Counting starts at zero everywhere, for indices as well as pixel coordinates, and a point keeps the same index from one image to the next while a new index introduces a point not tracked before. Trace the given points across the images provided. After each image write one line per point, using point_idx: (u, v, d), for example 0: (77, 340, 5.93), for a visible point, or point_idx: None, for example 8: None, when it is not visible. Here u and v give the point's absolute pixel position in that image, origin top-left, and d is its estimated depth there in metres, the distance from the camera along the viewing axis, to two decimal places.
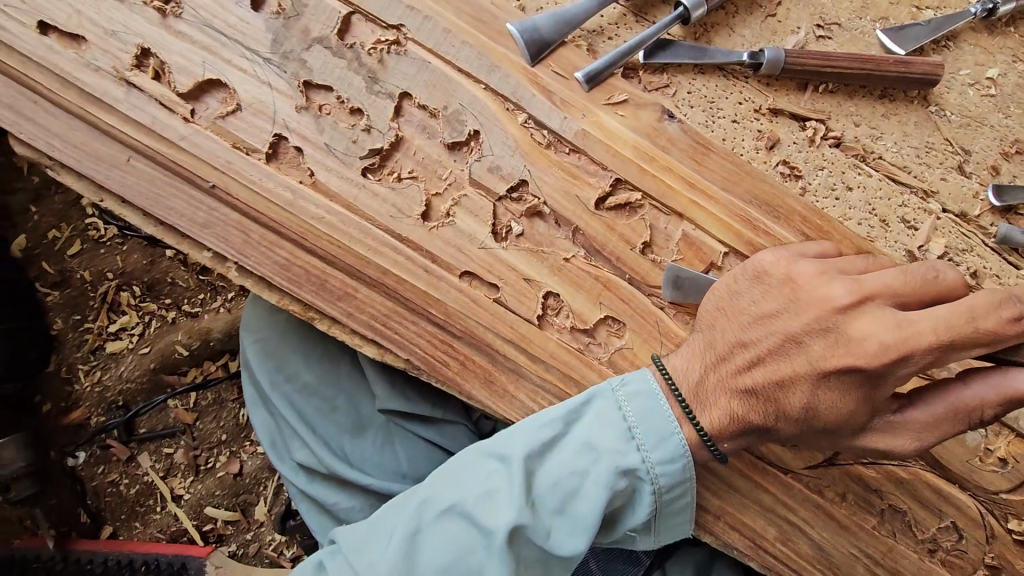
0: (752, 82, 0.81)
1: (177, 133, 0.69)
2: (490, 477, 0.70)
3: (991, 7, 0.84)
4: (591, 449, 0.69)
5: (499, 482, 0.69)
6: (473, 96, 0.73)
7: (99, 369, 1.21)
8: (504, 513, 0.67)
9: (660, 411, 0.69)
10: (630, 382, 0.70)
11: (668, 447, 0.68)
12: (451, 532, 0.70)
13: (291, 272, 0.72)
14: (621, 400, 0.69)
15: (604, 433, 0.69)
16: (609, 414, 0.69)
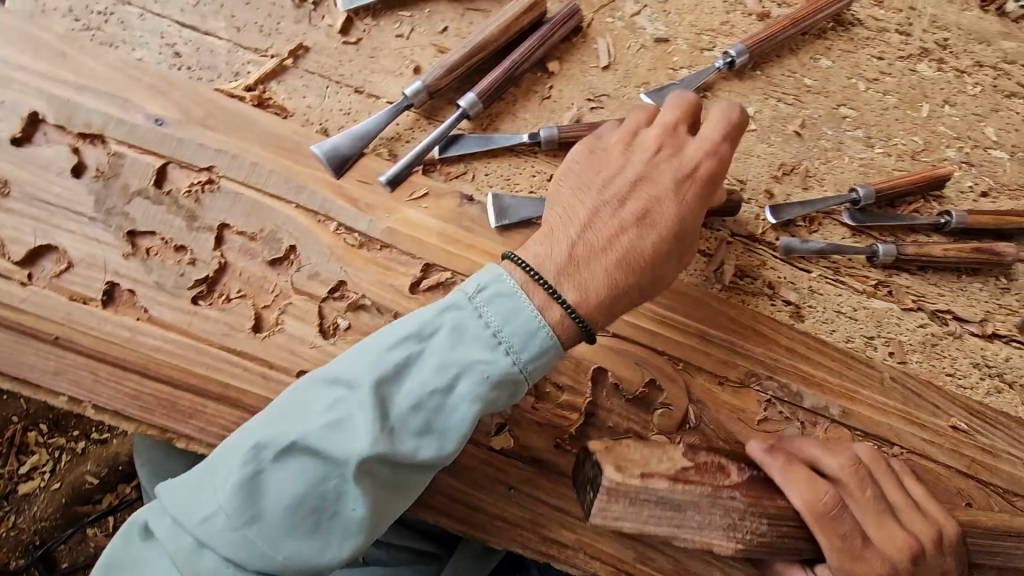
0: (541, 156, 0.92)
1: (17, 297, 0.77)
2: (331, 404, 0.67)
3: (730, 59, 0.97)
4: (446, 368, 0.67)
5: (309, 429, 0.65)
6: (286, 215, 0.82)
7: (14, 512, 1.22)
8: (356, 442, 0.64)
9: (517, 313, 0.70)
10: (484, 283, 0.71)
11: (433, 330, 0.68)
12: (296, 470, 0.65)
13: (141, 401, 0.79)
14: (478, 305, 0.70)
15: (465, 348, 0.68)
16: (447, 336, 0.68)
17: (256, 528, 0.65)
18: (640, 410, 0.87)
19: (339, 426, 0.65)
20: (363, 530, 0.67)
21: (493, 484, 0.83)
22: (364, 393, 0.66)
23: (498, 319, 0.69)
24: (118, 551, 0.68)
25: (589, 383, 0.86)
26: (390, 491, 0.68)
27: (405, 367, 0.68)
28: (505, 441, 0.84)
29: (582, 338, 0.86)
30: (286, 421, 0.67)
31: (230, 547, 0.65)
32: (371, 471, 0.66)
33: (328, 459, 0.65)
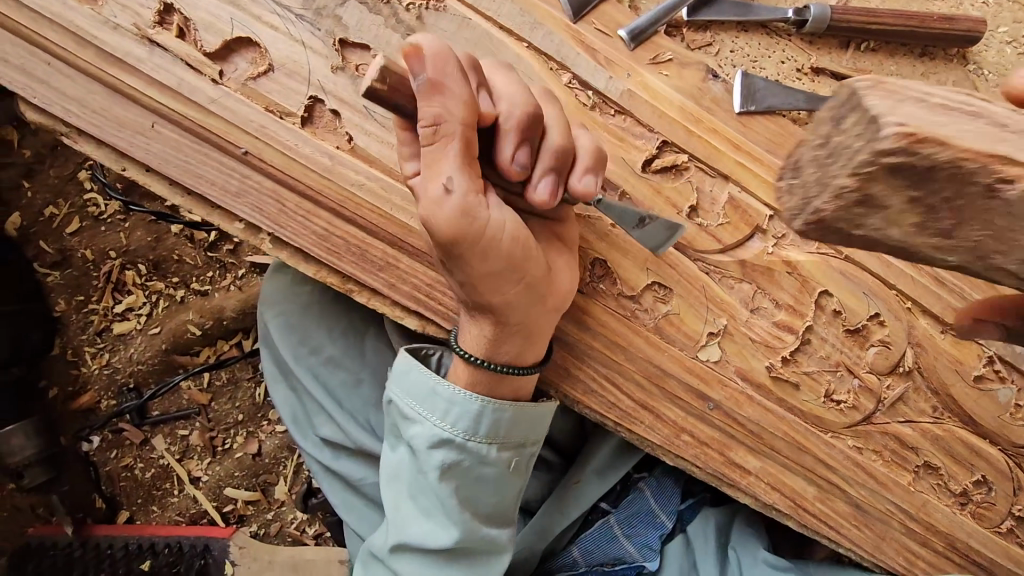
0: (795, 41, 0.79)
1: (205, 96, 0.65)
2: (456, 422, 0.71)
3: None
4: (485, 457, 0.73)
5: (467, 425, 0.71)
6: (515, 54, 0.70)
7: (108, 351, 1.17)
8: (436, 502, 0.74)
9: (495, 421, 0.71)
10: (468, 421, 0.71)
11: (465, 417, 0.70)
12: (410, 479, 0.75)
13: (329, 243, 0.69)
14: (465, 434, 0.71)
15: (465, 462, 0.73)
16: (425, 380, 0.71)
17: (431, 519, 0.75)
18: (855, 344, 0.78)
19: (417, 496, 0.75)
20: (484, 485, 0.75)
21: (690, 396, 0.76)
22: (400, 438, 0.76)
23: (493, 431, 0.72)
24: (432, 523, 0.75)
25: (809, 306, 0.77)
26: (500, 485, 0.76)
27: (456, 474, 0.73)
28: (710, 353, 0.76)
29: (812, 256, 0.76)
30: (450, 493, 0.74)
31: (439, 524, 0.75)
32: (463, 455, 0.72)
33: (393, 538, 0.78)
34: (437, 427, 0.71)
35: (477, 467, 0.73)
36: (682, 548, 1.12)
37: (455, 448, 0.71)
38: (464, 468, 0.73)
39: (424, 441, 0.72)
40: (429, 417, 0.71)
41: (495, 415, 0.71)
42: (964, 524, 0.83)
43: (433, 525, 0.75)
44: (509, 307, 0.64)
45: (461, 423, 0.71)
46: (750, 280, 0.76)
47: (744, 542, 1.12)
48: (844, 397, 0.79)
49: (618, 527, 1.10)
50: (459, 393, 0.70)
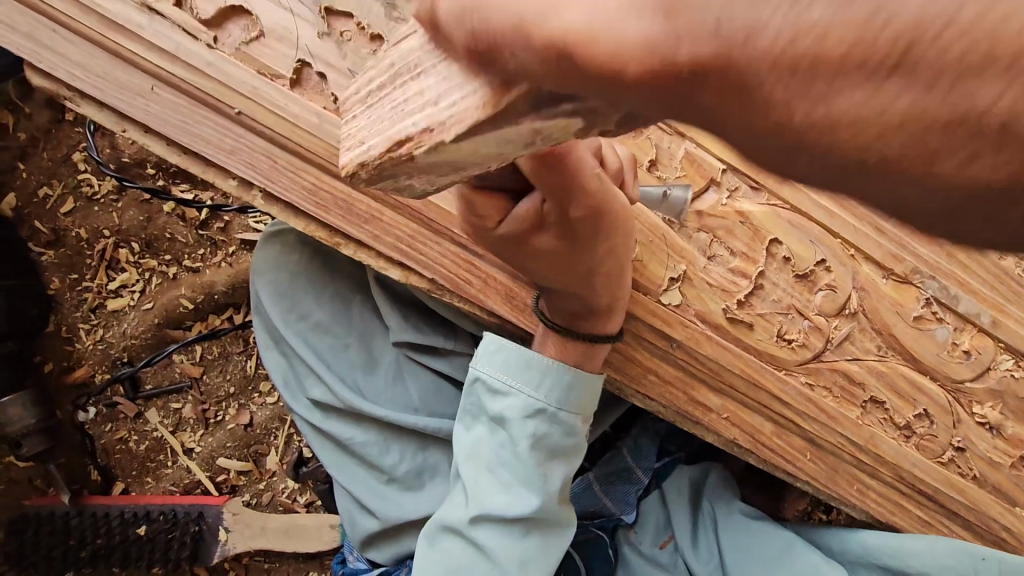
0: None
1: (201, 60, 0.70)
2: (546, 394, 0.83)
3: None
4: (567, 429, 0.85)
5: (557, 396, 0.83)
6: None
7: (101, 327, 1.20)
8: (524, 469, 0.84)
9: (582, 394, 0.83)
10: (559, 394, 0.83)
11: (555, 390, 0.83)
12: (497, 452, 0.86)
13: (318, 197, 0.75)
14: (553, 405, 0.84)
15: (549, 432, 0.85)
16: (524, 356, 0.83)
17: (519, 490, 0.85)
18: (804, 289, 0.85)
19: (505, 465, 0.85)
20: (561, 458, 0.87)
21: (653, 337, 0.82)
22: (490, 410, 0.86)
23: (577, 402, 0.84)
24: (519, 493, 0.85)
25: (761, 253, 0.84)
26: (570, 461, 0.88)
27: (542, 444, 0.85)
28: (672, 297, 0.82)
29: (763, 208, 0.84)
30: (534, 464, 0.84)
31: (525, 494, 0.85)
32: (550, 425, 0.84)
33: (477, 506, 0.85)
34: (529, 398, 0.84)
35: (557, 437, 0.85)
36: (656, 504, 1.17)
37: (544, 416, 0.84)
38: (550, 437, 0.85)
39: (518, 408, 0.84)
40: (526, 387, 0.83)
41: (578, 391, 0.83)
42: (910, 456, 0.90)
43: (520, 490, 0.85)
44: (627, 252, 0.72)
45: (552, 394, 0.83)
46: (706, 230, 0.83)
47: (716, 497, 1.16)
48: (795, 337, 0.86)
49: (597, 483, 1.14)
50: (553, 367, 0.82)
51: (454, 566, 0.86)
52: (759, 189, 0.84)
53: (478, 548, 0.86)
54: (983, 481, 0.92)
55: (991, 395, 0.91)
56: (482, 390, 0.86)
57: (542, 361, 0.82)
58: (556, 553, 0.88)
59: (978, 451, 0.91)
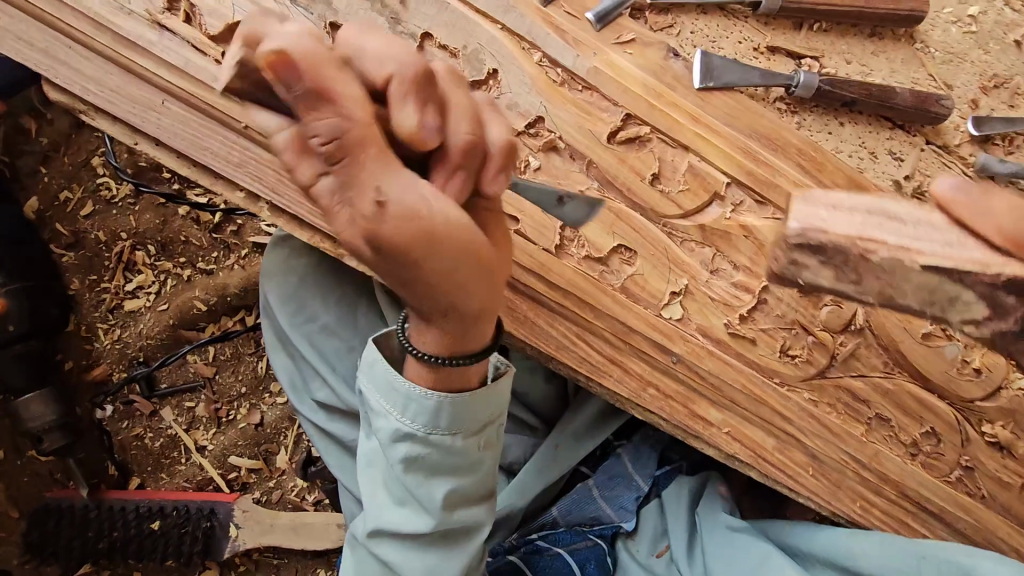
0: (751, 22, 0.84)
1: (210, 75, 0.72)
2: (415, 414, 0.68)
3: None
4: (449, 446, 0.71)
5: (428, 414, 0.67)
6: (491, 35, 0.76)
7: (119, 327, 1.24)
8: (395, 483, 0.75)
9: (465, 407, 0.68)
10: (428, 412, 0.67)
11: (422, 411, 0.67)
12: (383, 472, 0.77)
13: (322, 209, 0.76)
14: (423, 425, 0.68)
15: (432, 453, 0.71)
16: (391, 377, 0.67)
17: (407, 507, 0.77)
18: (808, 304, 0.85)
19: (390, 485, 0.76)
20: (456, 473, 0.75)
21: (654, 351, 0.82)
22: (385, 448, 0.74)
23: (462, 419, 0.69)
24: (405, 508, 0.77)
25: (766, 267, 0.83)
26: (482, 466, 0.77)
27: (424, 463, 0.72)
28: (673, 311, 0.82)
29: (769, 222, 0.82)
30: (423, 482, 0.74)
31: (413, 510, 0.77)
32: (433, 448, 0.70)
33: (371, 522, 0.79)
34: (395, 419, 0.69)
35: (434, 458, 0.72)
36: (655, 511, 1.17)
37: (432, 440, 0.69)
38: (426, 458, 0.71)
39: (398, 448, 0.70)
40: (393, 410, 0.68)
41: (458, 407, 0.68)
42: (916, 474, 0.88)
43: (410, 507, 0.76)
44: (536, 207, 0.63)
45: (428, 421, 0.68)
46: (710, 244, 0.82)
47: (712, 504, 1.15)
48: (798, 353, 0.85)
49: (596, 490, 1.15)
50: (417, 390, 0.66)
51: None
52: (764, 203, 0.83)
53: (382, 563, 0.81)
54: (992, 501, 0.90)
55: (1002, 414, 0.89)
56: (367, 406, 0.73)
57: (401, 382, 0.67)
58: (465, 554, 0.81)
59: (986, 470, 0.90)
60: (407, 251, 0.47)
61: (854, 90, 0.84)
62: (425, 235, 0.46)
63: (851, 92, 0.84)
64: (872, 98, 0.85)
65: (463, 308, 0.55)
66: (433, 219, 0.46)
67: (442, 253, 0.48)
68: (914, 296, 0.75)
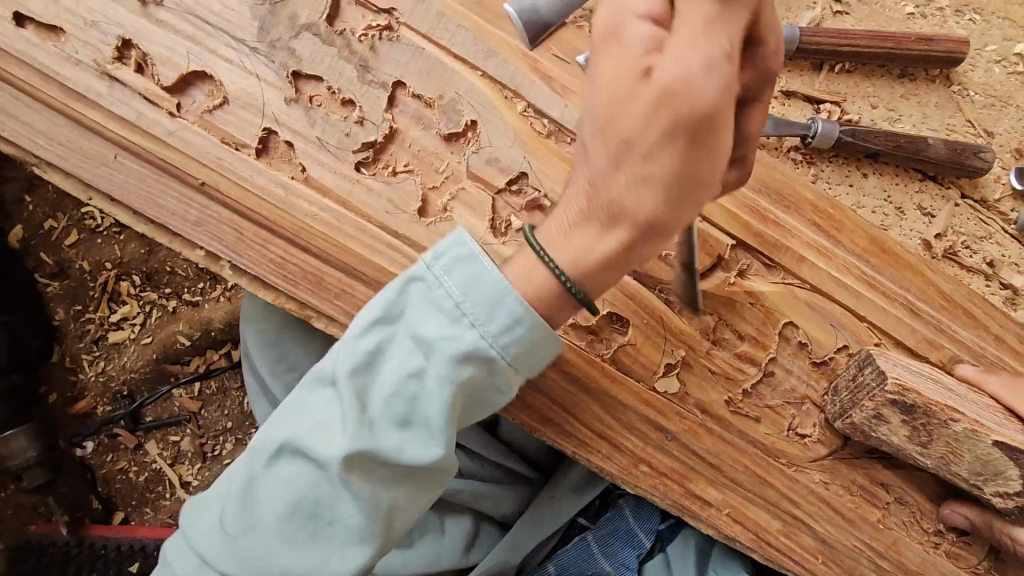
0: None
1: (164, 129, 0.66)
2: (501, 329, 0.58)
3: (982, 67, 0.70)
4: (501, 381, 0.62)
5: (497, 294, 0.58)
6: (470, 83, 0.69)
7: (103, 359, 1.21)
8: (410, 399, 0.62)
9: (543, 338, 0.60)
10: (518, 332, 0.59)
11: (498, 315, 0.58)
12: (419, 344, 0.61)
13: (286, 272, 0.69)
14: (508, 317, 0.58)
15: (482, 365, 0.60)
16: (484, 272, 0.58)
17: (415, 428, 0.62)
18: (821, 377, 0.77)
19: (438, 333, 0.59)
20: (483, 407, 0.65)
21: (648, 427, 0.75)
22: (412, 327, 0.61)
23: (520, 362, 0.60)
24: (406, 438, 0.62)
25: (773, 337, 0.75)
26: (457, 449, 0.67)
27: (461, 380, 0.60)
28: (669, 384, 0.75)
29: (777, 287, 0.75)
30: (437, 417, 0.61)
31: (425, 425, 0.62)
32: (479, 370, 0.60)
33: (373, 362, 0.62)
34: (471, 289, 0.59)
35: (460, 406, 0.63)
36: (661, 568, 1.10)
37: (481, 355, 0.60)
38: (471, 380, 0.61)
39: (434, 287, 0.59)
40: (478, 321, 0.58)
41: (524, 343, 0.60)
42: (941, 564, 0.80)
43: (420, 429, 0.62)
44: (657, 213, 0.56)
45: (494, 325, 0.58)
46: (711, 311, 0.75)
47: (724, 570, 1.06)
48: (809, 431, 0.77)
49: (595, 544, 1.07)
50: (526, 315, 0.58)
51: (321, 426, 0.63)
52: (773, 266, 0.75)
53: (355, 425, 0.61)
54: None
55: None
56: (422, 292, 0.60)
57: (494, 275, 0.58)
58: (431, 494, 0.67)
59: None
60: (665, 147, 0.52)
61: (878, 141, 0.75)
62: (677, 125, 0.51)
63: (875, 143, 0.75)
64: (901, 149, 0.75)
65: (668, 225, 0.56)
66: (695, 87, 0.50)
67: (705, 157, 0.53)
68: (967, 465, 0.70)
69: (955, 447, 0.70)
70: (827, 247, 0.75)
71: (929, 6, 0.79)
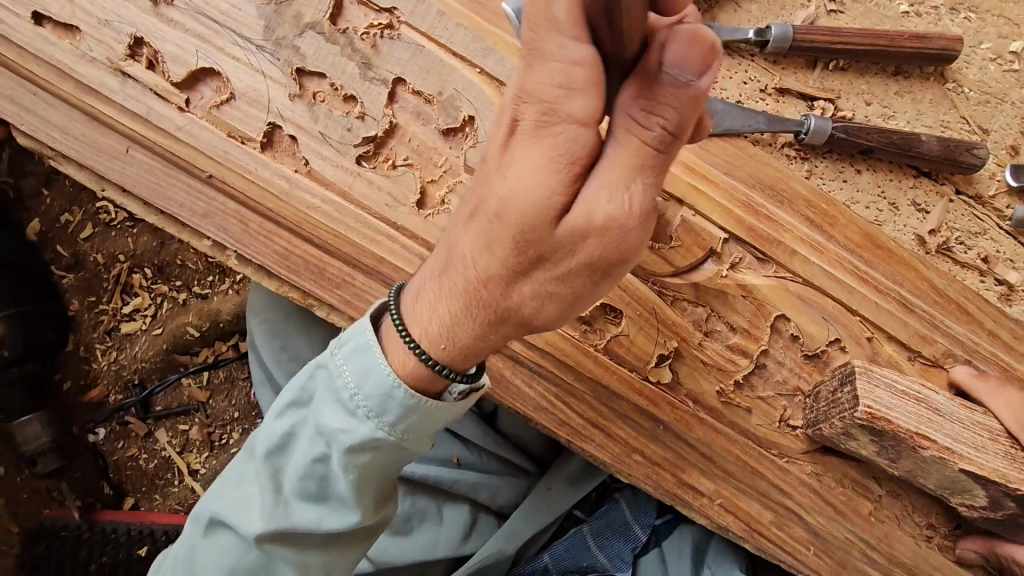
0: (758, 61, 0.77)
1: (173, 124, 0.69)
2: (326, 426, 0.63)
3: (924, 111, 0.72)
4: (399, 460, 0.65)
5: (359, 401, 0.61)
6: (468, 80, 0.71)
7: (116, 349, 1.24)
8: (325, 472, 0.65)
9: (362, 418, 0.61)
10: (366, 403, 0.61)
11: (388, 406, 0.60)
12: (326, 440, 0.64)
13: (288, 262, 0.72)
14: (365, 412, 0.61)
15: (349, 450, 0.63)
16: (367, 361, 0.60)
17: (337, 504, 0.67)
18: (813, 370, 0.78)
19: (340, 429, 0.62)
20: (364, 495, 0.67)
21: (640, 416, 0.76)
22: (319, 416, 0.65)
23: (361, 462, 0.64)
24: (320, 509, 0.67)
25: (765, 330, 0.76)
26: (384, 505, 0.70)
27: (360, 468, 0.64)
28: (661, 375, 0.76)
29: (770, 280, 0.76)
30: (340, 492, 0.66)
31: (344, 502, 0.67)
32: (379, 454, 0.64)
33: (288, 444, 0.68)
34: (346, 377, 0.61)
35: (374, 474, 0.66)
36: (656, 562, 1.11)
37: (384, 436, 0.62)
38: (363, 468, 0.64)
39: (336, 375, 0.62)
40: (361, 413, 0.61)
41: (415, 428, 0.61)
42: (930, 558, 0.80)
43: (337, 504, 0.67)
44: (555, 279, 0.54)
45: (387, 415, 0.60)
46: (703, 304, 0.76)
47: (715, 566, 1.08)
48: (800, 424, 0.78)
49: (591, 537, 1.09)
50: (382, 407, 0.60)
51: (245, 500, 0.70)
52: (766, 259, 0.76)
53: (284, 501, 0.67)
54: None
55: None
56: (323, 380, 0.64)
57: (382, 368, 0.60)
58: None
59: None
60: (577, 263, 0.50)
61: (872, 137, 0.75)
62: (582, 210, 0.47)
63: (868, 140, 0.76)
64: (894, 146, 0.76)
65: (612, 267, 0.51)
66: (626, 223, 0.47)
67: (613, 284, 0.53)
68: (934, 480, 0.72)
69: (922, 467, 0.71)
70: (819, 242, 0.76)
71: (924, 4, 0.79)
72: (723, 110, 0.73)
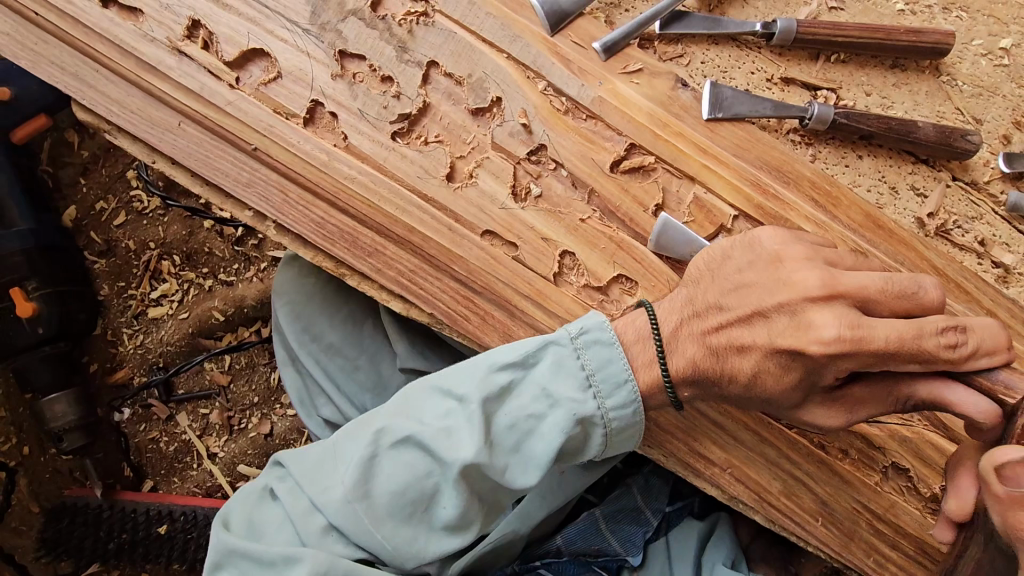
0: (764, 53, 0.83)
1: (223, 99, 0.75)
2: (545, 399, 0.72)
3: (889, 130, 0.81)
4: (528, 449, 0.73)
5: (579, 377, 0.71)
6: (496, 64, 0.77)
7: (142, 333, 1.29)
8: (463, 449, 0.70)
9: (579, 396, 0.71)
10: (600, 380, 0.71)
11: (617, 382, 0.71)
12: (466, 417, 0.72)
13: (324, 230, 0.76)
14: (588, 374, 0.71)
15: (490, 426, 0.72)
16: (614, 347, 0.71)
17: (463, 488, 0.73)
18: None
19: (551, 403, 0.71)
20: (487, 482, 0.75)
21: None
22: (544, 388, 0.72)
23: (505, 440, 0.73)
24: (446, 492, 0.73)
25: None
26: (494, 497, 0.77)
27: (499, 445, 0.72)
28: None
29: None
30: (471, 476, 0.73)
31: (472, 485, 0.74)
32: (518, 431, 0.73)
33: (419, 432, 0.73)
34: (579, 355, 0.71)
35: (509, 457, 0.73)
36: (662, 551, 1.10)
37: (539, 413, 0.72)
38: (503, 446, 0.73)
39: (510, 357, 0.72)
40: (601, 387, 0.71)
41: (621, 410, 0.72)
42: (935, 530, 0.83)
43: (466, 491, 0.73)
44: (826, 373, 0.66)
45: (617, 395, 0.71)
46: None
47: (714, 553, 1.09)
48: None
49: (602, 521, 1.09)
50: (611, 381, 0.71)
51: (366, 489, 0.74)
52: None
53: (416, 485, 0.73)
54: None
55: None
56: (560, 358, 0.71)
57: (622, 361, 0.72)
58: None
59: None
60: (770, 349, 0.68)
61: (871, 123, 0.80)
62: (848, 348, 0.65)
63: (867, 125, 0.81)
64: (892, 131, 0.81)
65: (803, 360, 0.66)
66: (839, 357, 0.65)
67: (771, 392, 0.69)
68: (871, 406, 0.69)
69: (870, 395, 0.69)
70: (824, 221, 0.81)
71: (918, 4, 0.86)
72: (731, 98, 0.79)
